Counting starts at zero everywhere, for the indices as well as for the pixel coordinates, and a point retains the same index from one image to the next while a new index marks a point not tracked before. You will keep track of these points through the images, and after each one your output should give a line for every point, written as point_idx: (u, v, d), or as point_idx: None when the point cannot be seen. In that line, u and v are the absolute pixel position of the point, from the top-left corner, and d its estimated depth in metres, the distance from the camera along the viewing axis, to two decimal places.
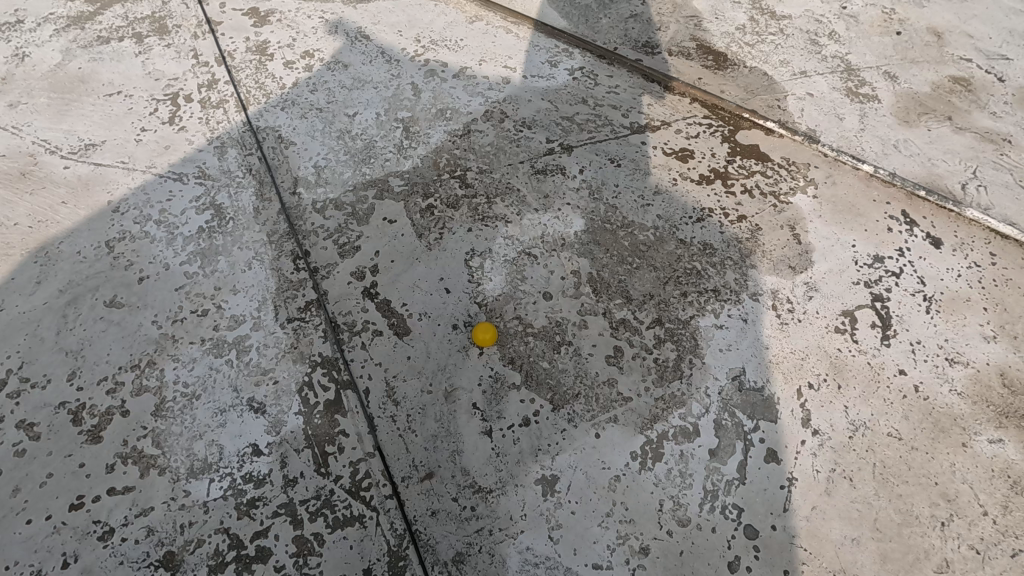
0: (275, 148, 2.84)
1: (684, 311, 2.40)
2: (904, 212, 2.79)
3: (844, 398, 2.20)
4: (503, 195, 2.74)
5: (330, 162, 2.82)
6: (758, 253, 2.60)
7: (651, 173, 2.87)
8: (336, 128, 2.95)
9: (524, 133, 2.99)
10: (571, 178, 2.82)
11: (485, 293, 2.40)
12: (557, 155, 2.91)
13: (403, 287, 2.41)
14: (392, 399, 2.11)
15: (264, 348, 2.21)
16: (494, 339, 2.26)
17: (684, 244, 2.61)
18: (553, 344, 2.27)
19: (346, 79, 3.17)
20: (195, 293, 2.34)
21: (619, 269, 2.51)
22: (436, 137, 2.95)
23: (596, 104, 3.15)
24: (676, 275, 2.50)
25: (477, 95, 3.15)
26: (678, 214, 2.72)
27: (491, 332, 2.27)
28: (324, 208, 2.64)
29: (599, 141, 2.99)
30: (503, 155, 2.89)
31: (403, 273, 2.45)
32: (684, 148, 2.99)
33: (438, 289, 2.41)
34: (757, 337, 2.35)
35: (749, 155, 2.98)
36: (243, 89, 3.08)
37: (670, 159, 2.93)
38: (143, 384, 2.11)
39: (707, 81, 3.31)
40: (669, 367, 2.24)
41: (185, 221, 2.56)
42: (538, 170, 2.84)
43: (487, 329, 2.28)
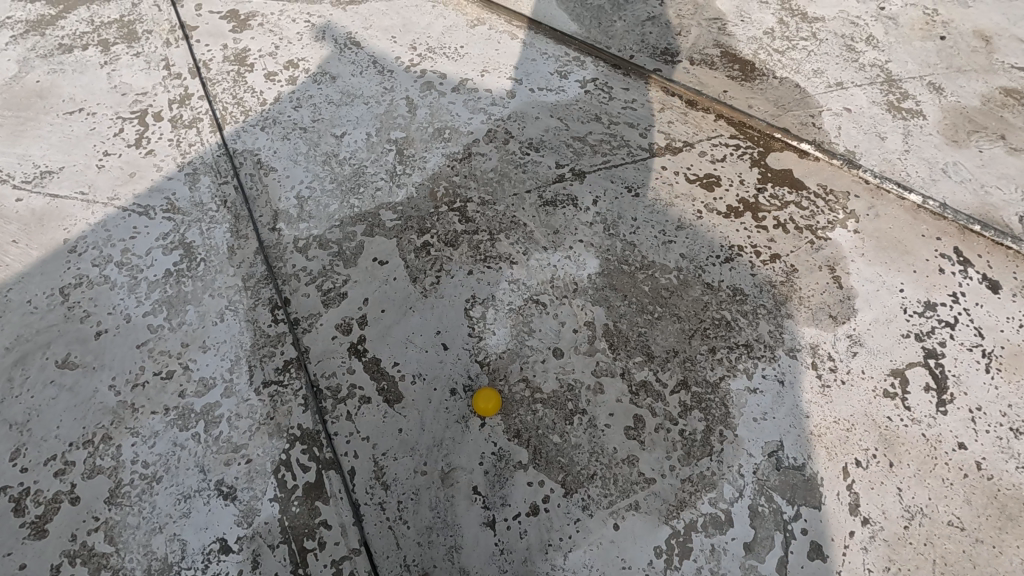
0: (254, 176, 2.55)
1: (712, 371, 2.12)
2: (957, 250, 2.47)
3: (895, 478, 1.93)
4: (508, 230, 2.45)
5: (315, 192, 2.53)
6: (794, 300, 2.31)
7: (672, 204, 2.57)
8: (322, 152, 2.65)
9: (530, 157, 2.69)
10: (584, 211, 2.52)
11: (488, 350, 2.13)
12: (568, 182, 2.61)
13: (394, 342, 2.13)
14: (381, 483, 1.86)
15: (236, 419, 1.95)
16: (499, 408, 1.99)
17: (711, 289, 2.32)
18: (564, 412, 2.00)
19: (333, 94, 2.86)
20: (158, 352, 2.07)
21: (639, 319, 2.23)
22: (434, 162, 2.65)
23: (611, 121, 2.84)
24: (703, 327, 2.22)
25: (479, 111, 2.84)
26: (703, 254, 2.42)
27: (494, 399, 1.99)
28: (307, 247, 2.36)
29: (615, 166, 2.68)
30: (508, 183, 2.60)
31: (395, 325, 2.17)
32: (709, 174, 2.68)
33: (434, 345, 2.13)
34: (796, 403, 2.07)
35: (782, 182, 2.67)
36: (219, 105, 2.78)
37: (694, 186, 2.63)
38: (96, 463, 1.85)
39: (733, 94, 2.98)
40: (697, 441, 1.97)
41: (150, 264, 2.28)
42: (546, 201, 2.54)
43: (491, 395, 2.00)
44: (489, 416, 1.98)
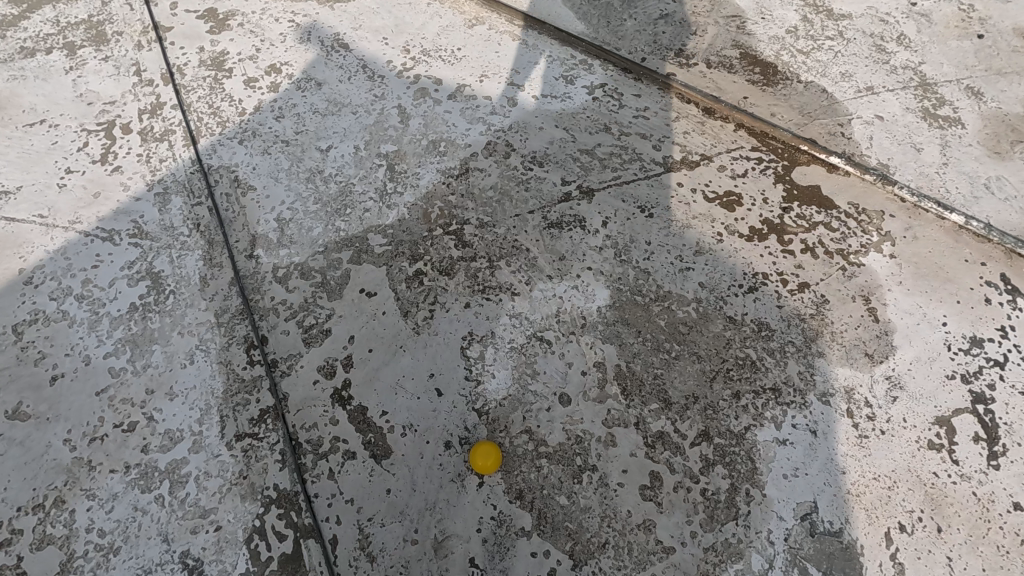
0: (230, 195, 2.33)
1: (736, 419, 1.91)
2: (1004, 277, 2.24)
3: (943, 546, 1.72)
4: (509, 257, 2.23)
5: (297, 213, 2.30)
6: (825, 336, 2.09)
7: (689, 226, 2.34)
8: (306, 167, 2.42)
9: (533, 173, 2.46)
10: (592, 234, 2.30)
11: (487, 396, 1.92)
12: (574, 202, 2.38)
13: (383, 388, 1.92)
14: (367, 553, 1.66)
15: (205, 479, 1.74)
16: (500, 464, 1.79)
17: (734, 324, 2.10)
18: (572, 469, 1.79)
19: (318, 102, 2.62)
20: (120, 400, 1.87)
21: (654, 359, 2.01)
22: (428, 178, 2.42)
23: (621, 132, 2.60)
24: (725, 368, 2.01)
25: (477, 121, 2.60)
26: (723, 283, 2.20)
27: (496, 454, 1.79)
28: (287, 277, 2.14)
29: (626, 182, 2.45)
30: (509, 202, 2.37)
31: (383, 367, 1.96)
32: (729, 190, 2.45)
33: (427, 390, 1.92)
34: (832, 456, 1.85)
35: (809, 200, 2.44)
36: (193, 115, 2.54)
37: (713, 205, 2.40)
38: (46, 532, 1.66)
39: (754, 101, 2.74)
40: (720, 503, 1.76)
41: (114, 297, 2.06)
42: (551, 224, 2.32)
43: (491, 448, 1.79)
44: (489, 474, 1.77)
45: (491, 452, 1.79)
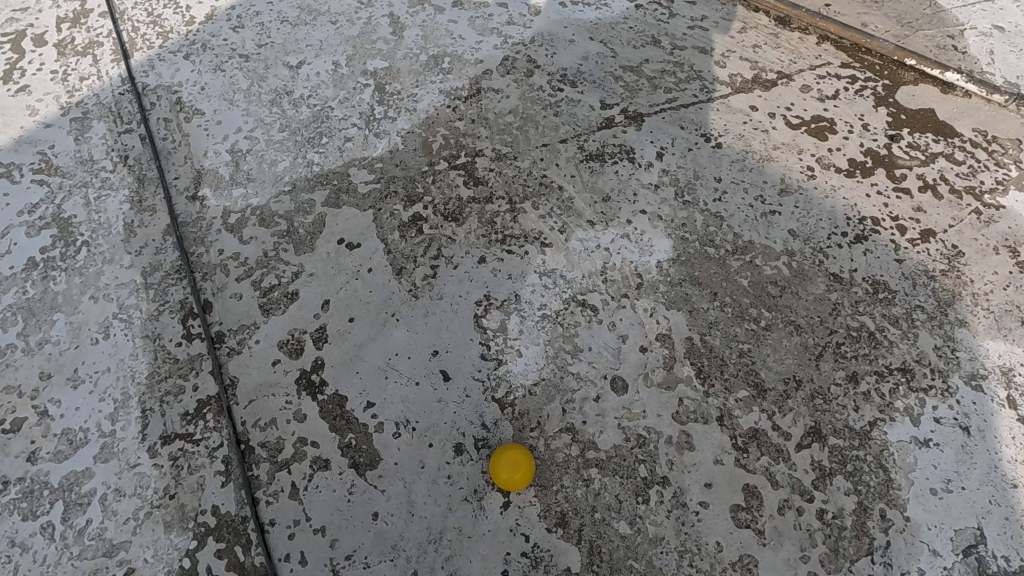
0: (170, 121, 1.78)
1: (856, 413, 1.38)
2: None
3: None
4: (536, 198, 1.69)
5: (257, 142, 1.75)
6: (965, 299, 1.55)
7: (770, 158, 1.79)
8: (270, 87, 1.87)
9: (564, 94, 1.90)
10: (644, 169, 1.75)
11: (511, 381, 1.39)
12: (618, 129, 1.83)
13: (368, 372, 1.40)
14: None
15: (114, 501, 1.23)
16: (534, 474, 1.27)
17: (840, 283, 1.56)
18: (634, 483, 1.27)
19: (288, 10, 2.06)
20: (3, 389, 1.35)
21: (736, 330, 1.48)
22: (427, 101, 1.87)
23: (674, 45, 2.04)
24: (834, 341, 1.47)
25: (489, 32, 2.04)
26: (821, 230, 1.65)
27: (528, 460, 1.26)
28: (241, 224, 1.60)
29: (684, 105, 1.89)
30: (533, 130, 1.82)
31: (369, 343, 1.44)
32: (817, 115, 1.89)
33: (429, 374, 1.40)
34: (995, 464, 1.32)
35: (922, 126, 1.88)
36: (127, 25, 1.99)
37: (799, 133, 1.84)
38: None
39: (839, 9, 2.16)
40: (846, 531, 1.24)
41: (7, 251, 1.54)
42: (589, 157, 1.77)
43: (521, 452, 1.27)
44: (518, 489, 1.25)
45: (522, 457, 1.26)
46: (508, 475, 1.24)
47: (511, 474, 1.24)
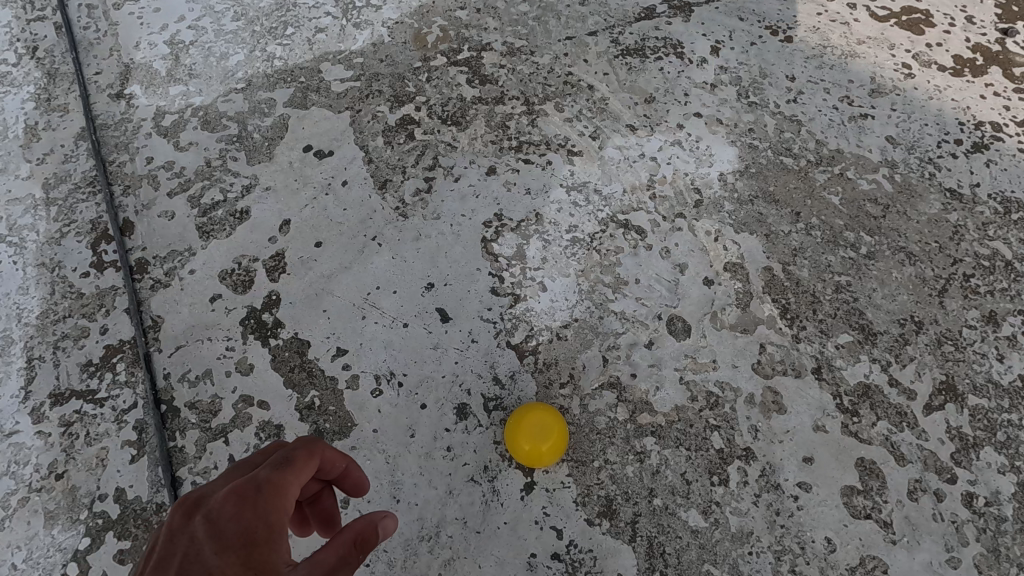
0: (93, 7, 1.40)
1: (1000, 364, 1.02)
2: None
3: None
4: (560, 98, 1.31)
5: (204, 33, 1.38)
6: None
7: (855, 54, 1.41)
8: None
9: None
10: (696, 66, 1.37)
11: (532, 322, 1.03)
12: (662, 20, 1.45)
13: (339, 311, 1.04)
14: None
15: None
16: (568, 444, 0.91)
17: (959, 201, 1.19)
18: (705, 458, 0.92)
19: None
20: None
21: (830, 258, 1.12)
22: None
23: None
24: (960, 273, 1.11)
25: None
26: (927, 137, 1.28)
27: (561, 426, 0.90)
28: (178, 127, 1.23)
29: None
30: (554, 19, 1.43)
31: (341, 274, 1.07)
32: (910, 5, 1.50)
33: (422, 314, 1.04)
34: None
35: None
36: None
37: (888, 26, 1.46)
38: None
39: None
40: (1006, 524, 0.88)
41: None
42: (626, 51, 1.39)
43: (551, 415, 0.90)
44: (545, 465, 0.89)
45: (552, 422, 0.89)
46: (534, 448, 0.87)
47: (538, 446, 0.87)
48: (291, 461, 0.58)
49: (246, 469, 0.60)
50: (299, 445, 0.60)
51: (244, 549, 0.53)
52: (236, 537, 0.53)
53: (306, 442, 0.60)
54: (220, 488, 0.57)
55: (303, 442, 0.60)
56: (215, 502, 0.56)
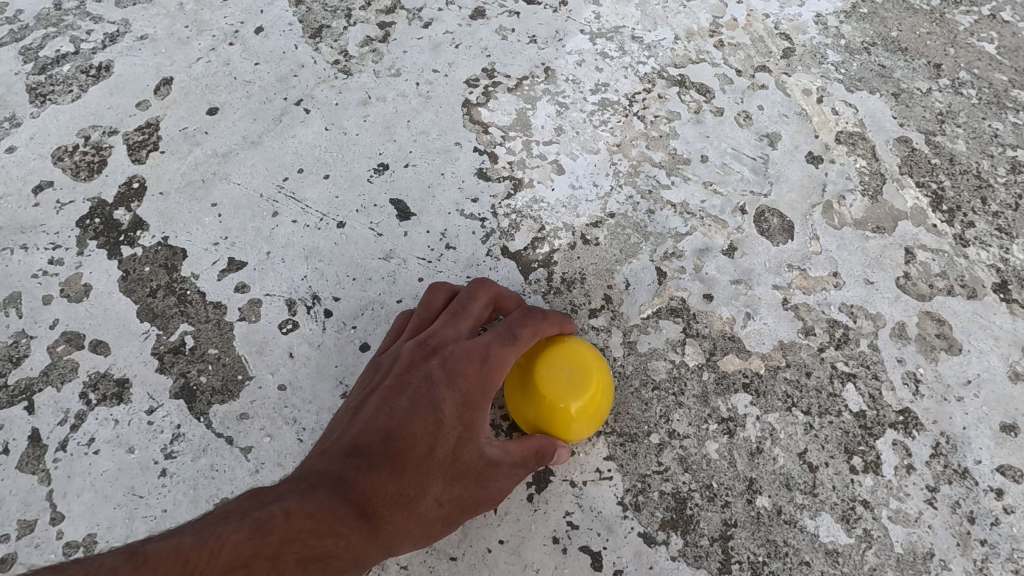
0: None
1: None
2: None
3: None
4: None
5: None
6: None
7: None
8: None
9: None
10: None
11: (542, 219, 0.65)
12: None
13: (237, 204, 0.65)
14: None
15: None
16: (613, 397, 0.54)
17: None
18: (838, 428, 0.54)
19: None
20: None
21: (995, 126, 0.73)
22: None
23: None
24: None
25: None
26: None
27: (600, 366, 0.52)
28: None
29: None
30: None
31: (244, 152, 0.69)
32: None
33: (366, 208, 0.66)
34: None
35: None
36: None
37: None
38: None
39: None
40: None
41: None
42: None
43: (581, 351, 0.52)
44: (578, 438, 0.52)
45: (581, 364, 0.51)
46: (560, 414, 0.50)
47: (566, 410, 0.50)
48: (520, 340, 0.49)
49: (468, 315, 0.52)
50: (529, 321, 0.51)
51: (470, 406, 0.47)
52: (465, 387, 0.47)
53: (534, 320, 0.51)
54: (457, 332, 0.51)
55: (541, 318, 0.52)
56: (450, 347, 0.49)
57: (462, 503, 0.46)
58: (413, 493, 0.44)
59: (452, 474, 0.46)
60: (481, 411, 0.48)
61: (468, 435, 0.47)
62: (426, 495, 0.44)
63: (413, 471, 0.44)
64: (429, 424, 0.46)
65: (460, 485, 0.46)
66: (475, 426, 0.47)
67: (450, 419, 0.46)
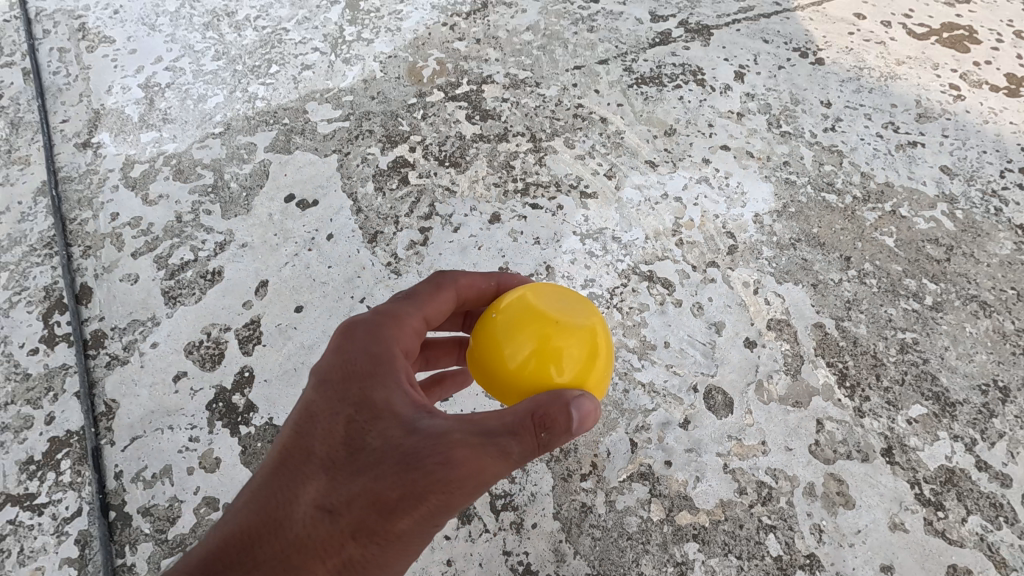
0: (64, 53, 1.31)
1: None
2: None
3: None
4: (571, 134, 1.19)
5: (182, 75, 1.28)
6: None
7: (897, 79, 1.28)
8: (205, 8, 1.41)
9: (600, 5, 1.42)
10: (720, 94, 1.25)
11: None
12: (678, 44, 1.33)
13: None
14: None
15: None
16: (608, 367, 0.67)
17: None
18: (761, 569, 0.75)
19: None
20: None
21: (890, 311, 0.96)
22: (416, 19, 1.39)
23: None
24: None
25: None
26: (987, 166, 1.14)
27: (589, 300, 0.68)
28: (148, 178, 1.12)
29: (763, 16, 1.40)
30: (561, 50, 1.33)
31: (323, 344, 0.93)
32: (950, 21, 1.39)
33: None
34: None
35: None
36: None
37: (930, 46, 1.34)
38: None
39: None
40: None
41: None
42: (641, 80, 1.27)
43: (570, 291, 0.68)
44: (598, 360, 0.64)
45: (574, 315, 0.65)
46: (549, 372, 0.62)
47: (564, 353, 0.62)
48: (416, 298, 0.67)
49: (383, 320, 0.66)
50: (429, 288, 0.68)
51: (351, 399, 0.58)
52: (346, 382, 0.59)
53: (435, 280, 0.69)
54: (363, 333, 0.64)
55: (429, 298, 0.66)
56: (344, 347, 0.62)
57: (364, 498, 0.54)
58: (302, 482, 0.57)
59: (348, 471, 0.56)
60: (366, 403, 0.57)
61: (356, 431, 0.57)
62: (313, 491, 0.56)
63: (296, 476, 0.57)
64: (316, 427, 0.58)
65: (357, 481, 0.55)
66: (369, 416, 0.57)
67: (338, 418, 0.58)
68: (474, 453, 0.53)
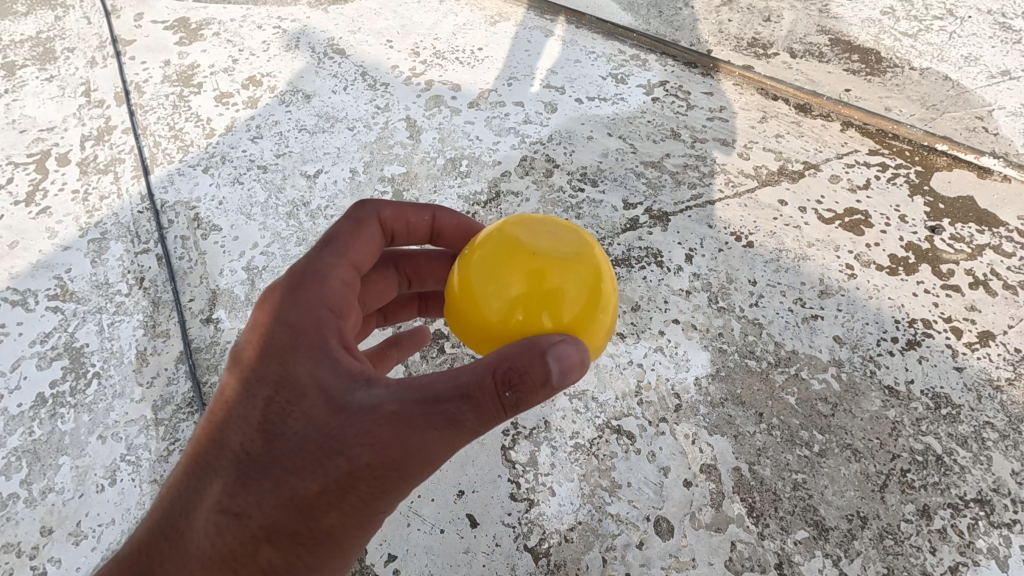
0: (185, 239, 1.76)
1: (929, 553, 1.24)
2: None
3: None
4: None
5: (274, 258, 1.73)
6: None
7: (807, 259, 1.71)
8: (287, 199, 1.87)
9: (585, 194, 1.87)
10: (673, 274, 1.67)
11: (544, 525, 1.28)
12: (644, 230, 1.78)
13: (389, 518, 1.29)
14: None
15: None
16: (599, 286, 0.99)
17: (897, 397, 1.44)
18: None
19: (307, 118, 2.10)
20: None
21: (788, 457, 1.36)
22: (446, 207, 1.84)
23: (693, 138, 2.03)
24: (897, 468, 1.34)
25: (506, 132, 2.05)
26: (868, 336, 1.55)
27: (574, 238, 1.01)
28: None
29: (709, 203, 1.84)
30: None
31: None
32: (850, 206, 1.83)
33: (454, 519, 1.29)
34: None
35: (963, 216, 1.81)
36: (148, 140, 2.03)
37: (834, 229, 1.78)
38: None
39: (860, 94, 2.14)
40: None
41: (16, 385, 1.48)
42: (615, 262, 1.70)
43: (560, 227, 1.02)
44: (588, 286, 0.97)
45: (560, 249, 0.98)
46: (547, 305, 0.95)
47: (554, 298, 0.95)
48: (339, 247, 1.07)
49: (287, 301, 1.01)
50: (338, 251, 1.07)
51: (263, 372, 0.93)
52: (261, 371, 0.94)
53: (355, 226, 1.11)
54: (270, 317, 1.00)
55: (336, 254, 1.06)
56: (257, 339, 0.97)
57: (282, 477, 0.86)
58: (218, 470, 0.91)
59: (265, 442, 0.89)
60: (282, 370, 0.92)
61: (270, 406, 0.91)
62: (237, 482, 0.89)
63: (222, 462, 0.91)
64: (239, 415, 0.93)
65: (275, 460, 0.87)
66: (290, 389, 0.91)
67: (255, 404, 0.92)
68: (418, 424, 0.82)
